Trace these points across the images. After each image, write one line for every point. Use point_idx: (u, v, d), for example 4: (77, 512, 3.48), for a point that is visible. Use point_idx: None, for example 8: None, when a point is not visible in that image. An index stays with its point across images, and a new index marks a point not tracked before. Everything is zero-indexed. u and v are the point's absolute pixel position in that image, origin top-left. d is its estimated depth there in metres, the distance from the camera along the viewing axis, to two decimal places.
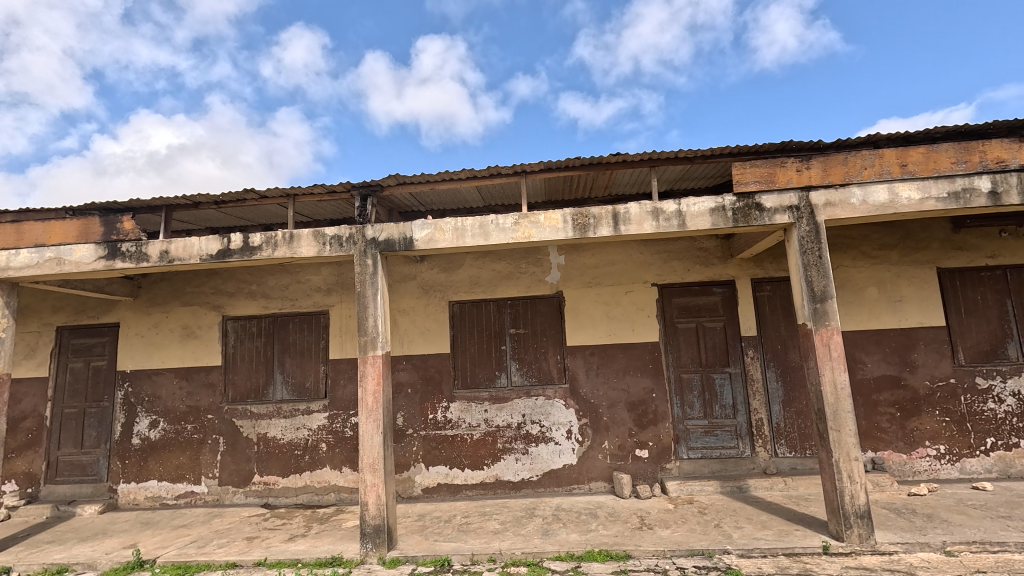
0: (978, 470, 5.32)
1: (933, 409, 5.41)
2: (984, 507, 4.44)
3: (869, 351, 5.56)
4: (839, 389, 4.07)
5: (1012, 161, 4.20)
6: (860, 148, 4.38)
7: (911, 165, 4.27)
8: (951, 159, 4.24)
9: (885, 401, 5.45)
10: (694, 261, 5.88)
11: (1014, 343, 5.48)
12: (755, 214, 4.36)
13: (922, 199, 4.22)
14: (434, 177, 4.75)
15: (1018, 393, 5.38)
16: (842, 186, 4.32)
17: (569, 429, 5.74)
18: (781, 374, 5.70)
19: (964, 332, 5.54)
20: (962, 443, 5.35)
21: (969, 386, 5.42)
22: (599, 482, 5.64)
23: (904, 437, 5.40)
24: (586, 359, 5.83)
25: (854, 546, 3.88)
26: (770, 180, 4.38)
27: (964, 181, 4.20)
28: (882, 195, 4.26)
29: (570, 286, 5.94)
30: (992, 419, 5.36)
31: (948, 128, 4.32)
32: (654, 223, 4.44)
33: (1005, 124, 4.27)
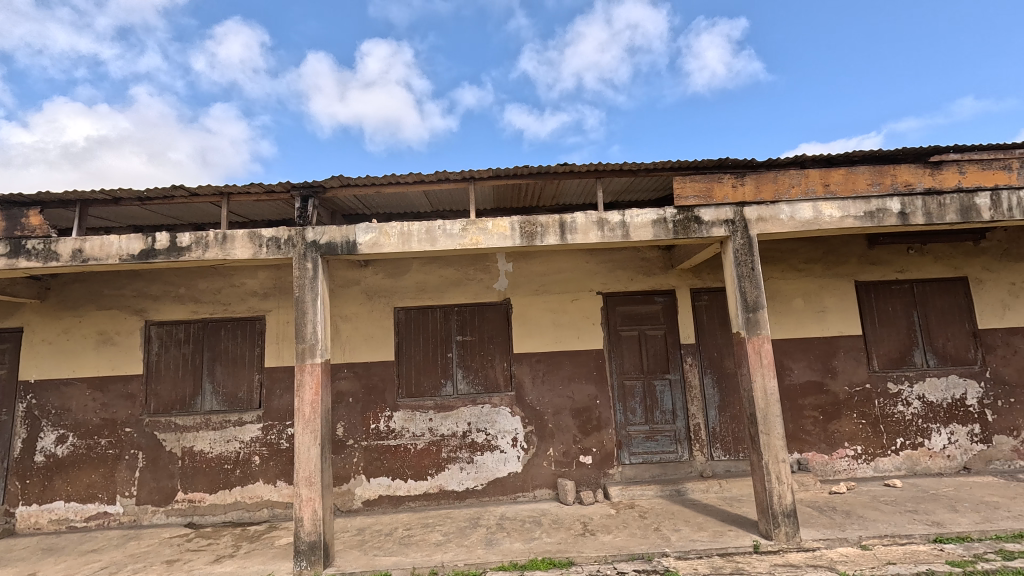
0: (890, 468, 5.76)
1: (851, 412, 5.82)
2: (894, 502, 4.81)
3: (796, 358, 5.91)
4: (769, 395, 4.29)
5: (918, 185, 4.60)
6: (789, 168, 4.67)
7: (833, 185, 4.60)
8: (866, 182, 4.60)
9: (809, 405, 5.81)
10: (638, 270, 6.05)
11: (920, 350, 5.98)
12: (694, 226, 4.55)
13: (842, 217, 4.55)
14: (380, 180, 4.64)
15: (924, 397, 5.87)
16: (772, 202, 4.59)
17: (514, 437, 5.73)
18: (717, 381, 5.95)
19: (878, 340, 6.01)
20: (876, 443, 5.78)
21: (882, 390, 5.87)
22: (544, 489, 5.66)
23: (826, 439, 5.77)
24: (532, 366, 5.85)
25: (781, 544, 4.08)
26: (707, 195, 4.58)
27: (878, 202, 4.57)
28: (808, 212, 4.56)
29: (518, 293, 5.96)
30: (901, 421, 5.82)
31: (865, 153, 4.69)
32: (600, 233, 4.53)
33: (913, 151, 4.68)
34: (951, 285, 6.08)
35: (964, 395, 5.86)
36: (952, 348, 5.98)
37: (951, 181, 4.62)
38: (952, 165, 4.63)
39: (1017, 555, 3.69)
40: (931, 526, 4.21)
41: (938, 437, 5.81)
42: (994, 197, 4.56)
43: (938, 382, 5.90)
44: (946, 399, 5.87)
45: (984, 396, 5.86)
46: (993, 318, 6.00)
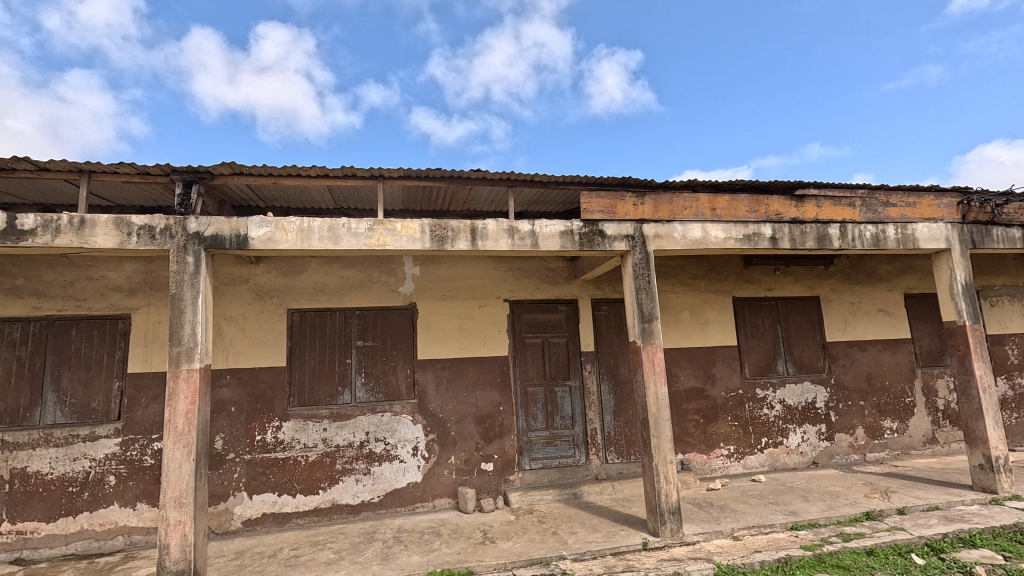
0: (756, 465, 6.44)
1: (726, 415, 6.43)
2: (759, 496, 5.37)
3: (682, 365, 6.41)
4: (660, 400, 4.59)
5: (785, 214, 5.23)
6: (682, 191, 5.07)
7: (718, 209, 5.08)
8: (745, 209, 5.14)
9: (692, 409, 6.33)
10: (543, 280, 6.21)
11: (782, 360, 6.79)
12: (598, 239, 4.76)
13: (725, 239, 5.03)
14: (279, 171, 4.29)
15: (784, 401, 6.66)
16: (668, 222, 4.95)
17: (415, 446, 5.56)
18: (613, 387, 6.26)
19: (749, 350, 6.72)
20: (746, 443, 6.44)
21: (751, 395, 6.56)
22: (444, 499, 5.55)
23: (705, 440, 6.31)
24: (436, 373, 5.74)
25: (667, 539, 4.37)
26: (611, 210, 4.83)
27: (754, 227, 5.12)
28: (697, 232, 4.99)
29: (424, 298, 5.82)
30: (766, 422, 6.55)
31: (745, 183, 5.24)
32: (510, 241, 4.58)
33: (782, 184, 5.32)
34: (806, 303, 6.99)
35: (815, 399, 6.74)
36: (806, 358, 6.86)
37: (811, 212, 5.30)
38: (812, 199, 5.31)
39: (853, 536, 4.29)
40: (789, 515, 4.77)
41: (794, 436, 6.61)
42: (843, 229, 5.30)
43: (795, 388, 6.72)
44: (800, 402, 6.70)
45: (830, 400, 6.79)
46: (838, 332, 6.98)
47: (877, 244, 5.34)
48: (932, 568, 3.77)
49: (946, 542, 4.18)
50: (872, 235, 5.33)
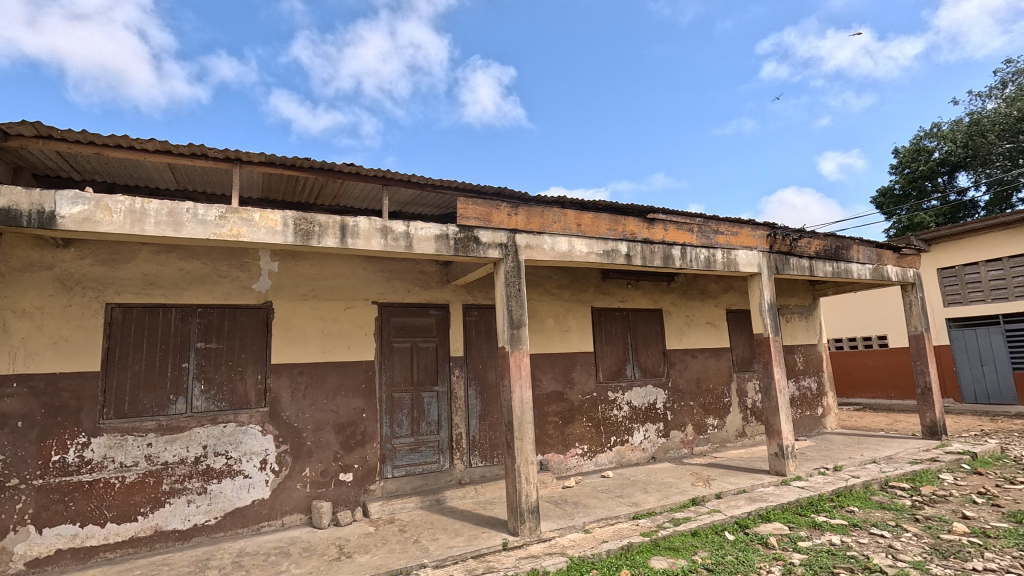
0: (605, 462, 7.01)
1: (582, 417, 6.91)
2: (607, 490, 5.86)
3: (545, 370, 6.76)
4: (524, 404, 4.78)
5: (639, 235, 5.82)
6: (552, 206, 5.37)
7: (583, 225, 5.48)
8: (606, 227, 5.62)
9: (552, 412, 6.69)
10: (414, 283, 6.09)
11: (630, 365, 7.52)
12: (472, 246, 4.81)
13: (588, 253, 5.43)
14: (104, 139, 3.62)
15: (631, 402, 7.37)
16: (538, 233, 5.20)
17: (263, 459, 5.05)
18: (479, 391, 6.36)
19: (603, 356, 7.32)
20: (597, 442, 6.98)
21: (604, 398, 7.15)
22: (295, 515, 5.11)
23: (562, 440, 6.71)
24: (292, 379, 5.28)
25: (525, 538, 4.54)
26: (486, 218, 4.92)
27: (613, 244, 5.62)
28: (564, 245, 5.31)
29: (282, 296, 5.34)
30: (615, 422, 7.18)
31: (607, 203, 5.73)
32: (382, 241, 4.42)
33: (637, 207, 5.92)
34: (652, 314, 7.84)
35: (656, 400, 7.58)
36: (650, 364, 7.68)
37: (659, 234, 5.97)
38: (661, 223, 5.99)
39: (682, 520, 4.88)
40: (632, 506, 5.27)
41: (638, 434, 7.34)
42: (683, 250, 6.06)
43: (641, 391, 7.48)
44: (644, 403, 7.47)
45: (667, 401, 7.68)
46: (675, 341, 7.94)
47: (709, 265, 6.20)
48: (740, 542, 4.45)
49: (750, 519, 4.97)
50: (706, 257, 6.18)
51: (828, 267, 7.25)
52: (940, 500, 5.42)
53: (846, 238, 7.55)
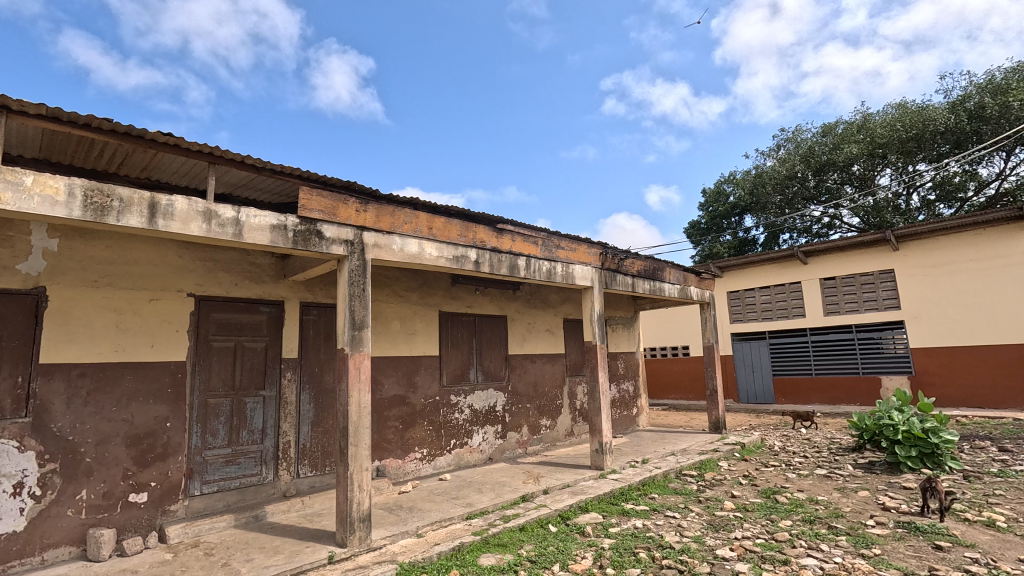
0: (444, 465, 7.04)
1: (423, 421, 6.87)
2: (444, 493, 5.90)
3: (387, 374, 6.58)
4: (362, 408, 4.59)
5: (488, 243, 6.03)
6: (404, 206, 5.29)
7: (434, 229, 5.49)
8: (457, 233, 5.70)
9: (392, 416, 6.53)
10: (243, 275, 5.48)
11: (474, 369, 7.70)
12: (314, 240, 4.49)
13: (437, 257, 5.46)
14: None
15: (472, 405, 7.54)
16: (387, 233, 5.07)
17: (18, 482, 4.04)
18: (313, 396, 5.94)
19: (448, 360, 7.39)
20: (437, 445, 6.99)
21: (446, 401, 7.20)
22: (62, 549, 4.18)
23: (401, 445, 6.58)
24: (70, 382, 4.35)
25: (354, 548, 4.34)
26: (332, 212, 4.65)
27: (463, 250, 5.72)
28: (413, 248, 5.27)
29: (61, 282, 4.37)
30: (456, 425, 7.27)
31: (459, 210, 5.82)
32: (204, 226, 3.89)
33: (488, 217, 6.12)
34: (497, 320, 8.16)
35: (496, 403, 7.87)
36: (492, 368, 7.96)
37: (507, 245, 6.25)
38: (509, 234, 6.28)
39: (511, 517, 5.14)
40: (465, 507, 5.38)
41: (477, 436, 7.53)
42: (528, 261, 6.44)
43: (482, 394, 7.70)
44: (485, 406, 7.71)
45: (506, 403, 8.03)
46: (517, 346, 8.36)
47: (550, 277, 6.67)
48: (561, 533, 4.84)
49: (571, 511, 5.43)
50: (547, 269, 6.64)
51: (646, 285, 8.32)
52: (717, 483, 6.55)
53: (662, 261, 8.75)
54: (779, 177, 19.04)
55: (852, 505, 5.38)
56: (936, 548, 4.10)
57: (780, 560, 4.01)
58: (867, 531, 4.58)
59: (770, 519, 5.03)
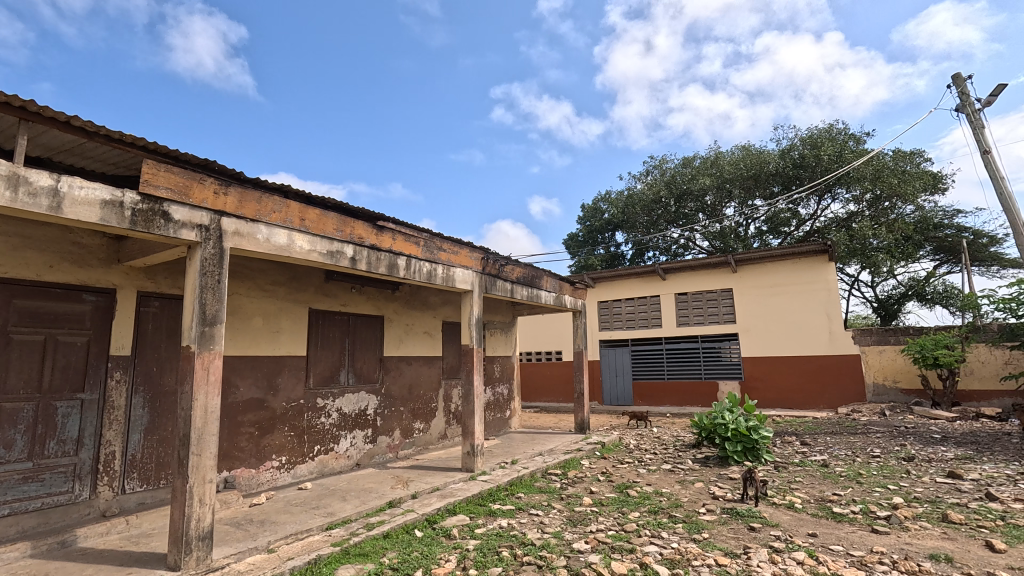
0: (305, 473, 6.56)
1: (283, 426, 6.35)
2: (302, 503, 5.51)
3: (243, 375, 5.98)
4: (208, 413, 4.12)
5: (366, 240, 5.79)
6: (273, 193, 4.87)
7: (307, 221, 5.14)
8: (332, 227, 5.40)
9: (247, 422, 5.95)
10: (63, 257, 4.63)
11: (345, 371, 7.32)
12: (159, 222, 3.93)
13: (309, 251, 5.11)
14: None
15: (340, 409, 7.16)
16: (251, 221, 4.63)
17: None
18: (149, 400, 5.19)
19: (316, 361, 6.94)
20: (298, 452, 6.50)
21: (312, 405, 6.75)
22: None
23: (256, 453, 6.01)
24: None
25: (190, 571, 3.85)
26: (183, 192, 4.12)
27: (338, 245, 5.43)
28: (282, 239, 4.87)
29: None
30: (321, 430, 6.84)
31: (336, 203, 5.52)
32: (7, 193, 3.20)
33: (367, 213, 5.88)
34: (373, 320, 7.85)
35: (366, 406, 7.56)
36: (365, 370, 7.64)
37: (387, 242, 6.06)
38: (389, 232, 6.10)
39: (376, 524, 4.96)
40: (326, 517, 5.08)
41: (344, 441, 7.15)
42: (408, 261, 6.30)
43: (352, 397, 7.35)
44: (354, 410, 7.37)
45: (378, 406, 7.76)
46: (393, 348, 8.12)
47: (430, 278, 6.60)
48: (426, 537, 4.79)
49: (439, 514, 5.41)
50: (428, 270, 6.56)
51: (524, 292, 8.62)
52: (578, 481, 6.98)
53: (540, 269, 9.13)
54: (647, 200, 21.07)
55: (689, 495, 6.08)
56: (750, 529, 4.79)
57: (628, 549, 4.39)
58: (700, 517, 5.21)
59: (622, 512, 5.49)
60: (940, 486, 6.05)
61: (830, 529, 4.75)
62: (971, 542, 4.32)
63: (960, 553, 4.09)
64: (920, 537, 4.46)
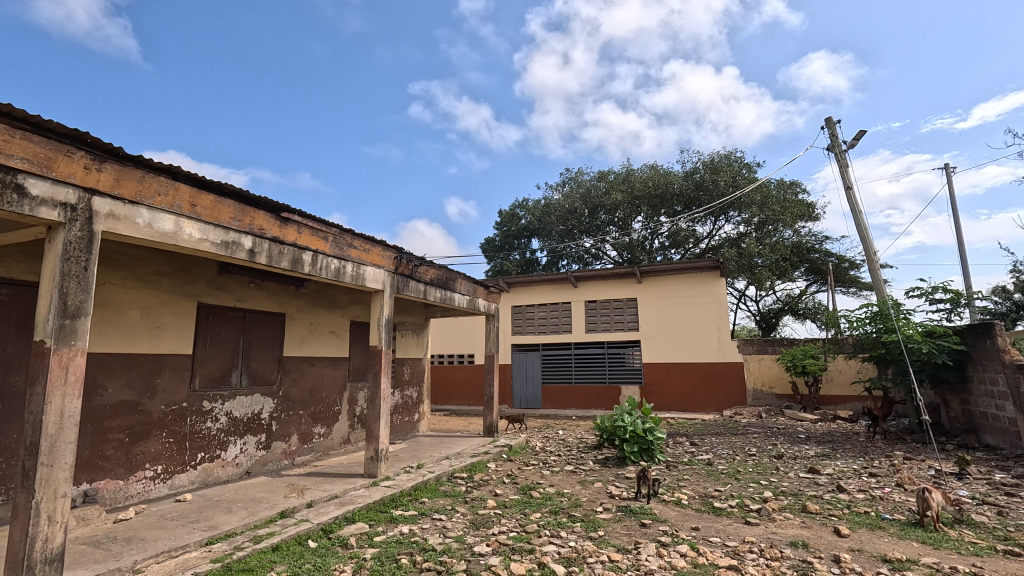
0: (183, 484, 5.95)
1: (160, 432, 5.73)
2: (180, 516, 5.00)
3: (114, 375, 5.33)
4: (65, 418, 3.61)
5: (268, 231, 5.41)
6: (160, 174, 4.42)
7: (199, 207, 4.70)
8: (229, 215, 4.98)
9: (116, 427, 5.30)
10: None
11: (237, 372, 6.77)
12: (11, 195, 3.39)
13: (200, 239, 4.67)
14: None
15: (230, 413, 6.61)
16: (130, 202, 4.15)
17: None
18: None
19: (204, 360, 6.35)
20: (177, 461, 5.89)
21: (196, 408, 6.17)
22: None
23: (125, 463, 5.36)
24: None
25: None
26: (46, 164, 3.61)
27: (234, 235, 5.02)
28: (167, 225, 4.42)
29: None
30: (206, 436, 6.26)
31: (235, 189, 5.10)
32: None
33: (271, 203, 5.49)
34: (273, 318, 7.34)
35: (261, 410, 7.05)
36: (260, 371, 7.11)
37: (291, 236, 5.71)
38: (295, 224, 5.74)
39: (264, 537, 4.62)
40: (206, 531, 4.64)
41: (233, 448, 6.60)
42: (314, 257, 5.98)
43: (244, 400, 6.82)
44: (246, 414, 6.84)
45: (274, 410, 7.26)
46: (294, 348, 7.65)
47: (337, 276, 6.30)
48: (320, 548, 4.54)
49: (335, 523, 5.16)
50: (335, 267, 6.26)
51: (437, 294, 8.51)
52: (483, 484, 7.01)
53: (454, 271, 9.07)
54: (562, 210, 21.84)
55: (589, 495, 6.34)
56: (642, 525, 5.09)
57: (527, 550, 4.47)
58: (597, 516, 5.44)
59: (524, 513, 5.59)
60: (802, 480, 6.84)
61: (710, 523, 5.18)
62: (823, 529, 4.93)
63: (814, 539, 4.64)
64: (783, 527, 5.00)
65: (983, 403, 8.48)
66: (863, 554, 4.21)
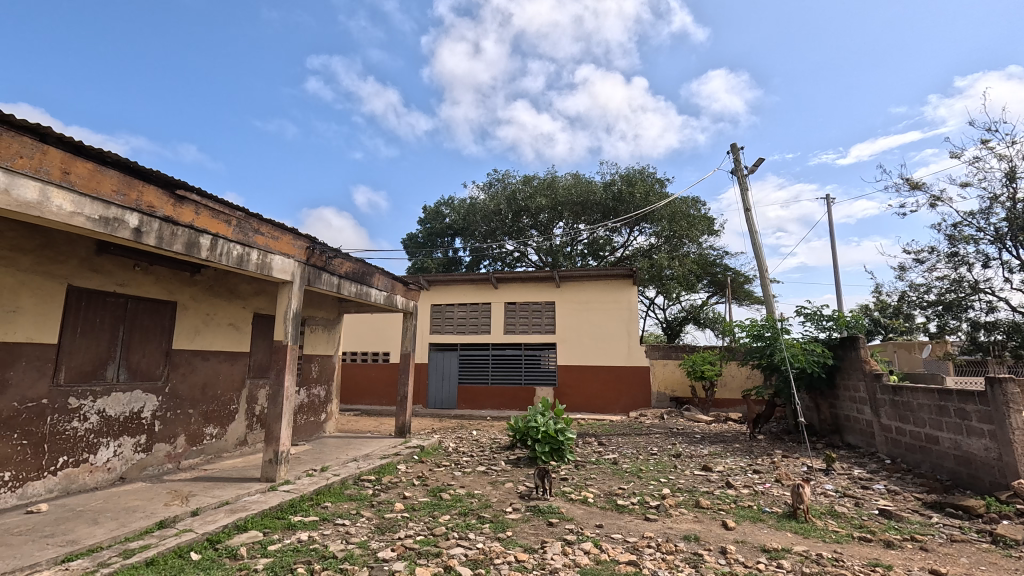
0: (38, 493, 5.15)
1: (11, 433, 4.94)
2: (29, 531, 4.32)
3: None
4: None
5: (158, 210, 4.85)
6: (24, 134, 3.83)
7: (73, 176, 4.12)
8: (111, 187, 4.42)
9: None
10: None
11: (113, 365, 6.02)
12: None
13: (72, 213, 4.09)
14: None
15: (102, 411, 5.86)
16: None
17: None
18: None
19: (73, 351, 5.59)
20: (32, 466, 5.10)
21: (59, 406, 5.40)
22: None
23: None
24: None
25: None
26: None
27: (116, 211, 4.43)
28: (30, 193, 3.82)
29: None
30: (71, 438, 5.49)
31: (120, 159, 4.53)
32: None
33: (164, 178, 4.93)
34: (160, 307, 6.62)
35: (141, 409, 6.33)
36: (143, 365, 6.38)
37: (186, 216, 5.17)
38: (192, 204, 5.22)
39: (136, 550, 4.13)
40: (62, 547, 4.03)
41: (104, 451, 5.84)
42: (214, 241, 5.44)
43: (121, 397, 6.08)
44: (123, 412, 6.11)
45: (157, 409, 6.56)
46: (185, 340, 6.94)
47: (240, 263, 5.78)
48: (204, 560, 4.14)
49: (223, 533, 4.73)
50: (238, 254, 5.74)
51: (352, 288, 8.11)
52: (391, 486, 6.79)
53: (372, 266, 8.73)
54: (487, 210, 21.89)
55: (498, 495, 6.36)
56: (549, 524, 5.19)
57: (433, 553, 4.38)
58: (505, 516, 5.46)
59: (432, 516, 5.47)
60: (696, 478, 7.34)
61: (613, 520, 5.40)
62: (712, 522, 5.31)
63: (705, 532, 4.98)
64: (678, 522, 5.32)
65: (847, 407, 9.62)
66: (746, 545, 4.59)
